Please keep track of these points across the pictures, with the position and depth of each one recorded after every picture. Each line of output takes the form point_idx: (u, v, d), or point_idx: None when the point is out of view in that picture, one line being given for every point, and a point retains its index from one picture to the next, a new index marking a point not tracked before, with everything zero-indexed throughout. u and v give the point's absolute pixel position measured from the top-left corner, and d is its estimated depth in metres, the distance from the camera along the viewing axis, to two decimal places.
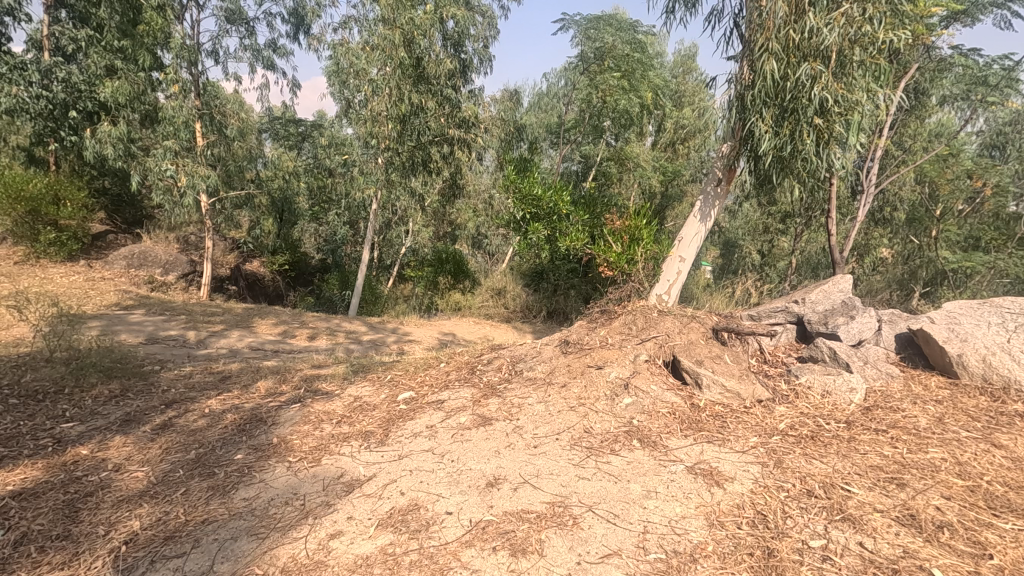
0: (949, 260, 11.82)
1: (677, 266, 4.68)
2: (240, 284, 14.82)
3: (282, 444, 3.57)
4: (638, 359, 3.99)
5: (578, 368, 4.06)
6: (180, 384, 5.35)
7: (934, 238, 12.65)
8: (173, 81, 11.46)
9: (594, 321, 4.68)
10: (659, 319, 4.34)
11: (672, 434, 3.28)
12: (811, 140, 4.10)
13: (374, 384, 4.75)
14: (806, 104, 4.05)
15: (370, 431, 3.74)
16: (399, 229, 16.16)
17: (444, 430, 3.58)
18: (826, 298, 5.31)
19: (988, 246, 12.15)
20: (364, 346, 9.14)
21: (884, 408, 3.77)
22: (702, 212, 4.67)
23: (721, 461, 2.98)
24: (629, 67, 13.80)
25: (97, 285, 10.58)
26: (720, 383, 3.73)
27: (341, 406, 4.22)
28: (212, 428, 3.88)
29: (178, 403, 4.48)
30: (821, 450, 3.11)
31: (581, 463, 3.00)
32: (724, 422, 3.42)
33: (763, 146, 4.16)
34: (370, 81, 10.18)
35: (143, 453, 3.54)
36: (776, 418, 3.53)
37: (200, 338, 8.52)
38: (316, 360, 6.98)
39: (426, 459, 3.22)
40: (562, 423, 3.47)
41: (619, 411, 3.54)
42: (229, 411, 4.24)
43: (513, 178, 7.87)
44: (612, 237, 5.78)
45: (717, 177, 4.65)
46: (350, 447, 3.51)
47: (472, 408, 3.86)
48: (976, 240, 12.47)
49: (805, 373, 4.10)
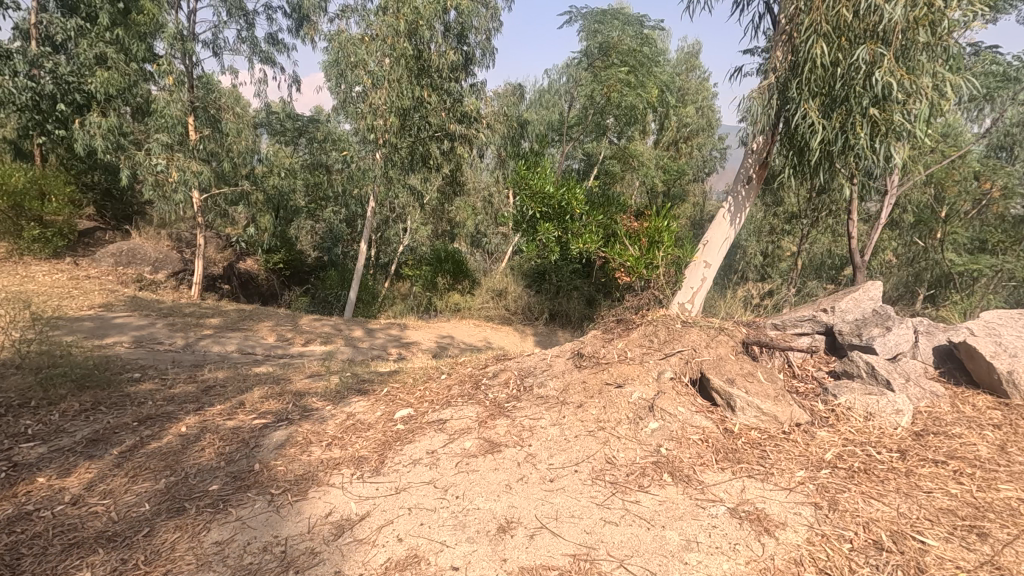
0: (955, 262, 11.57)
1: (702, 272, 4.25)
2: (234, 282, 14.39)
3: (264, 473, 3.17)
4: (662, 376, 3.59)
5: (595, 387, 3.67)
6: (160, 395, 4.93)
7: (941, 241, 12.40)
8: (167, 73, 10.97)
9: (610, 332, 4.28)
10: (683, 330, 3.94)
11: (708, 466, 2.89)
12: (865, 133, 3.75)
13: (369, 399, 4.36)
14: (861, 93, 3.70)
15: (363, 456, 3.34)
16: (398, 227, 15.81)
17: (446, 457, 3.19)
18: (857, 308, 4.86)
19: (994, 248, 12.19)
20: (360, 351, 8.70)
21: (937, 434, 3.39)
22: (731, 213, 4.29)
23: (767, 501, 2.59)
24: (636, 63, 13.43)
25: (79, 284, 10.09)
26: (755, 406, 3.34)
27: (332, 426, 3.83)
28: (187, 452, 3.48)
29: (154, 420, 4.07)
30: (879, 487, 2.72)
31: (605, 503, 2.61)
32: (763, 452, 3.03)
33: (811, 139, 3.84)
34: (370, 74, 9.75)
35: (107, 482, 3.14)
36: (821, 446, 3.14)
37: (188, 341, 8.11)
38: (309, 367, 6.59)
39: (427, 494, 2.82)
40: (581, 452, 3.07)
41: (644, 438, 3.14)
42: (209, 430, 3.85)
43: (524, 173, 7.31)
44: (629, 241, 5.45)
45: (747, 176, 4.32)
46: (341, 477, 3.11)
47: (478, 430, 3.46)
48: (982, 241, 12.32)
49: (844, 394, 3.70)
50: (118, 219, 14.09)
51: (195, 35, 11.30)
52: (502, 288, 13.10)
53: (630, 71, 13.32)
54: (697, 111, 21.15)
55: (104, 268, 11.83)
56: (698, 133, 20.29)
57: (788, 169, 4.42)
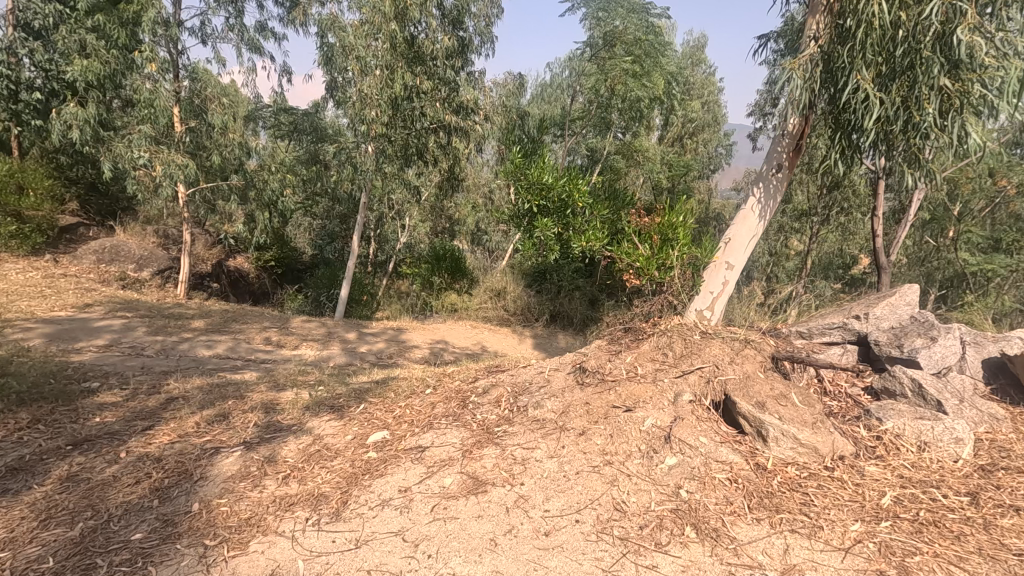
0: (968, 261, 11.13)
1: (723, 275, 3.66)
2: (223, 281, 13.89)
3: (202, 517, 2.64)
4: (680, 399, 3.04)
5: (600, 410, 3.12)
6: (112, 409, 4.41)
7: (953, 240, 11.85)
8: (150, 59, 10.23)
9: (618, 342, 3.74)
10: (702, 343, 3.38)
11: (739, 515, 2.34)
12: (934, 107, 3.45)
13: (343, 417, 3.83)
14: (930, 60, 3.38)
15: (324, 494, 2.81)
16: (395, 224, 15.32)
17: (422, 498, 2.65)
18: (892, 314, 4.51)
19: (1010, 248, 11.33)
20: (349, 356, 8.17)
21: (1008, 470, 2.86)
22: (760, 205, 3.69)
23: (819, 569, 2.05)
24: (641, 53, 12.76)
25: (54, 283, 9.57)
26: (791, 436, 2.79)
27: (295, 453, 3.30)
28: (117, 487, 2.95)
29: (92, 443, 3.54)
30: (956, 547, 2.19)
31: (615, 570, 2.08)
32: (806, 496, 2.48)
33: (874, 115, 3.51)
34: (359, 60, 9.17)
35: (12, 527, 2.61)
36: (874, 488, 2.60)
37: (163, 344, 7.58)
38: (289, 375, 6.08)
39: (393, 551, 2.29)
40: (584, 494, 2.54)
41: (659, 477, 2.60)
42: (153, 457, 3.31)
43: (518, 164, 6.78)
44: (638, 238, 4.69)
45: (779, 164, 3.72)
46: (293, 523, 2.58)
47: (461, 463, 2.92)
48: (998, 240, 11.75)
49: (891, 419, 3.16)
50: (103, 214, 13.56)
51: (180, 21, 10.72)
52: (501, 287, 12.55)
53: (637, 60, 12.70)
54: (702, 106, 20.58)
55: (86, 266, 11.33)
56: (703, 128, 19.71)
57: (836, 150, 4.14)
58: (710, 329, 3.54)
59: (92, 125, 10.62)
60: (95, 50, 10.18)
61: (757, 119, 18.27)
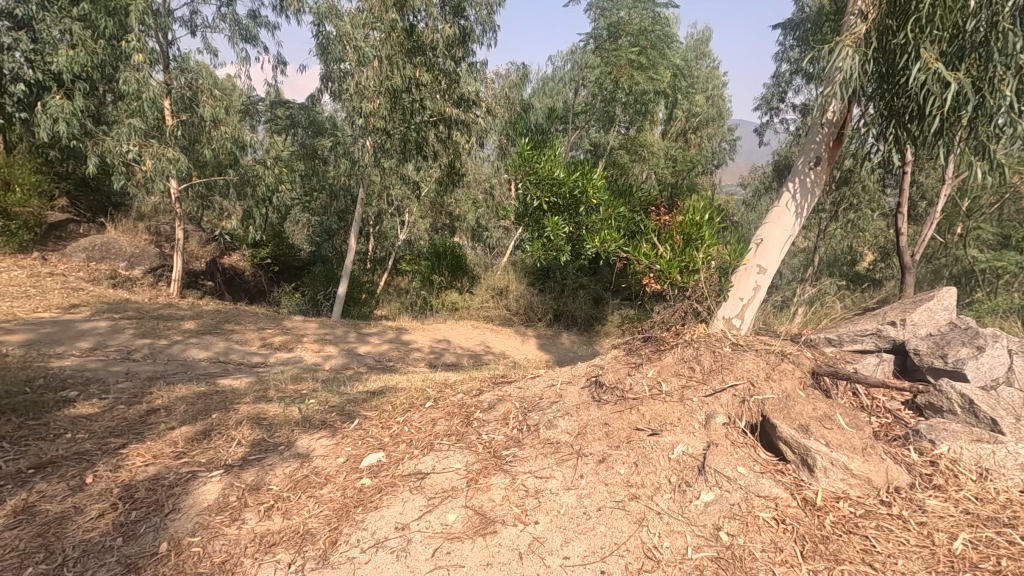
0: (977, 258, 10.63)
1: (754, 279, 3.32)
2: (218, 278, 13.54)
3: (168, 564, 2.30)
4: (713, 421, 2.70)
5: (622, 433, 2.79)
6: (86, 423, 4.07)
7: (961, 237, 11.54)
8: (137, 50, 9.83)
9: (638, 353, 3.40)
10: (735, 356, 3.03)
11: (791, 566, 2.02)
12: (1013, 88, 3.11)
13: (335, 434, 3.50)
14: (1011, 33, 3.05)
15: (311, 531, 2.49)
16: (394, 220, 14.99)
17: (422, 539, 2.32)
18: (930, 319, 4.17)
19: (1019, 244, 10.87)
20: (346, 359, 7.84)
21: None
22: (794, 200, 3.34)
23: None
24: (648, 44, 12.38)
25: (40, 282, 9.22)
26: (840, 465, 2.46)
27: (281, 478, 2.97)
28: (78, 521, 2.62)
29: (57, 466, 3.20)
30: None
31: None
32: (867, 540, 2.15)
33: (947, 95, 3.14)
34: (356, 47, 8.67)
35: None
36: (940, 528, 2.26)
37: (151, 345, 7.23)
38: (282, 381, 5.76)
39: None
40: (608, 536, 2.21)
41: (693, 516, 2.27)
42: (121, 483, 2.98)
43: (528, 155, 6.10)
44: (659, 239, 3.95)
45: (818, 156, 3.37)
46: (274, 570, 2.26)
47: (465, 495, 2.58)
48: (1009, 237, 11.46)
49: (946, 442, 2.84)
50: (94, 210, 13.20)
51: (169, 10, 10.34)
52: (503, 286, 12.16)
53: (644, 52, 12.31)
54: (706, 101, 20.25)
55: (75, 264, 10.99)
56: (707, 123, 19.37)
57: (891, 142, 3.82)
58: (743, 342, 3.19)
59: (79, 118, 10.25)
60: (81, 40, 9.78)
61: (763, 113, 17.91)
